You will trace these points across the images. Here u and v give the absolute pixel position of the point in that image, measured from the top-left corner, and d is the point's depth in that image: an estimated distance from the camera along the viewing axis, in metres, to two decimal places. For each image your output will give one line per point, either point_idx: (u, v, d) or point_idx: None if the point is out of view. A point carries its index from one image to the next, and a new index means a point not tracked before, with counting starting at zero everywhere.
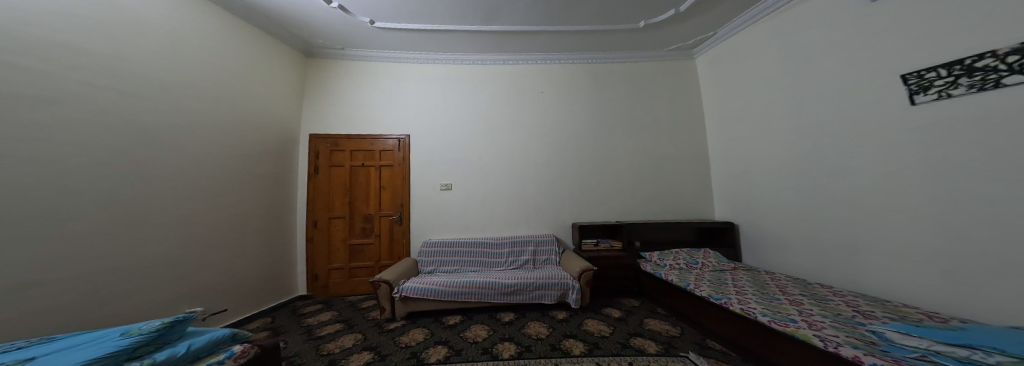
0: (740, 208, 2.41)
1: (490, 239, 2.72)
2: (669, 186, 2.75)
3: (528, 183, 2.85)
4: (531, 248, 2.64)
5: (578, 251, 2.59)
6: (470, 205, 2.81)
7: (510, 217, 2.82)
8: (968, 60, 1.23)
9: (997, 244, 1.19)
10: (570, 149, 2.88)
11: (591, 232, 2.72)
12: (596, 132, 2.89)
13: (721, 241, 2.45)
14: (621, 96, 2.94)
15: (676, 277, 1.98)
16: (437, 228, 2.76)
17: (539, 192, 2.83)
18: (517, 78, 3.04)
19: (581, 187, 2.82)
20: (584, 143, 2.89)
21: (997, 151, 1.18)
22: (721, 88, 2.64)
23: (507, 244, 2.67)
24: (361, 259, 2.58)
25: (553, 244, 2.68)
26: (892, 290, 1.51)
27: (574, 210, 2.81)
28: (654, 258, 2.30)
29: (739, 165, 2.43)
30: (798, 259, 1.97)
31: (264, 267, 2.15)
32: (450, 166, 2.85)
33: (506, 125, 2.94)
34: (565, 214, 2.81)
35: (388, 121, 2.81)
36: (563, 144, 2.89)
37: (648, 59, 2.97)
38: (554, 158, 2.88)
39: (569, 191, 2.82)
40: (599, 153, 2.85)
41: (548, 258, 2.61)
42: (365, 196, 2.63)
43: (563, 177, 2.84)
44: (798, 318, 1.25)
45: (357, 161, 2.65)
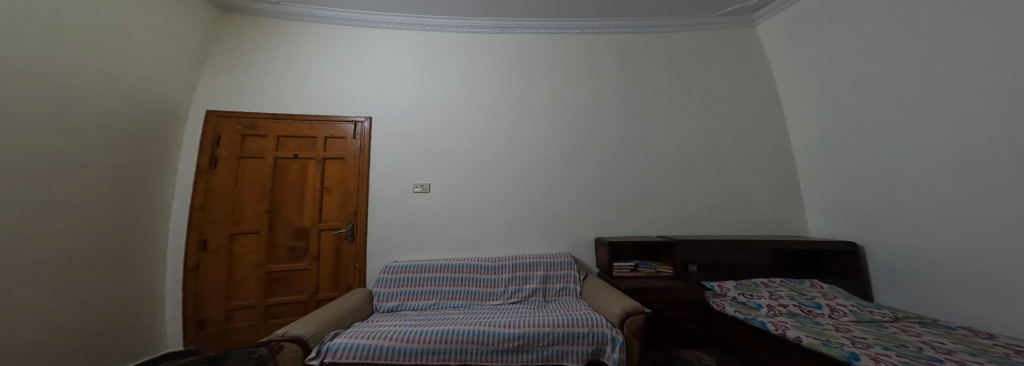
0: (857, 221, 1.69)
1: (481, 259, 1.92)
2: (725, 189, 2.06)
3: (535, 183, 2.08)
4: (541, 273, 1.84)
5: (607, 279, 1.81)
6: (457, 214, 2.02)
7: (510, 229, 2.03)
8: None
9: None
10: (591, 138, 2.15)
11: (622, 251, 1.96)
12: (628, 117, 2.17)
13: (829, 269, 1.73)
14: (658, 73, 2.25)
15: (802, 334, 1.18)
16: (408, 245, 1.95)
17: (549, 195, 2.07)
18: (523, 50, 2.32)
19: (608, 190, 2.07)
20: (611, 130, 2.16)
21: None
22: (802, 52, 1.96)
23: (507, 267, 1.86)
24: (287, 292, 1.77)
25: (571, 267, 1.88)
26: None
27: (599, 220, 2.04)
28: (733, 293, 1.56)
29: (849, 159, 1.72)
30: (995, 308, 1.19)
31: (50, 321, 1.23)
32: (428, 159, 2.07)
33: (506, 107, 2.20)
34: (587, 226, 2.04)
35: (346, 97, 2.04)
36: (581, 131, 2.16)
37: (692, 25, 2.29)
38: (570, 151, 2.13)
39: (591, 193, 2.07)
40: (634, 145, 2.13)
41: (566, 288, 1.82)
42: (296, 200, 1.83)
43: (582, 176, 2.09)
44: None
45: (287, 150, 1.86)
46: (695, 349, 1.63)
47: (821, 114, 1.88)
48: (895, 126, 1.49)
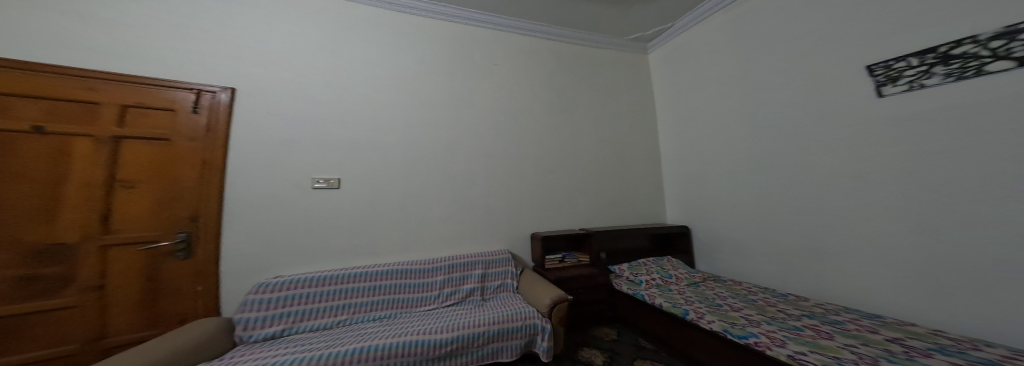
0: (695, 210, 2.37)
1: (409, 263, 1.70)
2: (629, 187, 2.54)
3: (475, 178, 2.01)
4: (479, 272, 1.77)
5: (540, 271, 1.92)
6: (378, 212, 1.76)
7: (447, 226, 1.90)
8: (942, 47, 1.14)
9: (943, 253, 1.16)
10: (526, 136, 2.25)
11: (554, 243, 2.12)
12: (559, 122, 2.40)
13: (678, 246, 2.39)
14: (584, 85, 2.57)
15: (663, 300, 1.61)
16: (309, 256, 1.63)
17: (489, 192, 2.04)
18: (465, 41, 2.20)
19: (542, 185, 2.22)
20: (544, 130, 2.32)
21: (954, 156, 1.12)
22: (673, 81, 2.62)
23: (442, 269, 1.72)
24: (25, 348, 1.14)
25: (510, 263, 1.89)
26: (859, 300, 1.43)
27: (534, 215, 2.15)
28: (627, 273, 1.96)
29: (693, 166, 2.39)
30: (761, 266, 1.89)
31: None
32: (346, 150, 1.74)
33: (448, 98, 2.06)
34: (525, 221, 2.12)
35: (209, 57, 1.56)
36: (519, 129, 2.23)
37: (609, 46, 2.73)
38: (510, 147, 2.17)
39: (526, 189, 2.15)
40: (563, 147, 2.37)
41: (504, 285, 1.81)
42: (42, 203, 1.21)
43: (518, 171, 2.16)
44: (853, 361, 0.91)
45: (25, 123, 1.20)
46: (604, 325, 1.92)
47: (680, 132, 2.54)
48: (719, 145, 2.17)
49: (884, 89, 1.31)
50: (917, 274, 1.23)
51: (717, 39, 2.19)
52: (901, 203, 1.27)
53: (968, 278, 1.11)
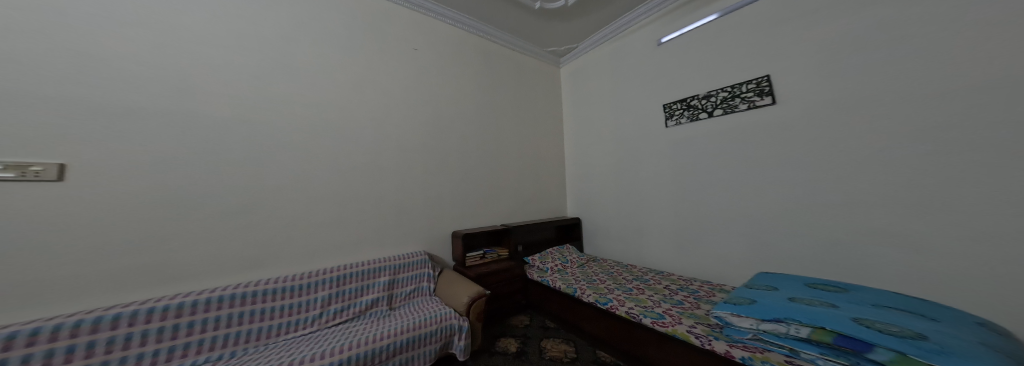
0: (585, 205, 2.88)
1: (284, 279, 1.37)
2: (543, 186, 2.83)
3: (382, 171, 1.81)
4: (385, 278, 1.59)
5: (460, 269, 1.86)
6: (193, 214, 1.29)
7: (334, 227, 1.64)
8: (685, 99, 2.03)
9: (720, 233, 1.86)
10: (444, 127, 2.13)
11: (475, 239, 2.10)
12: (483, 118, 2.38)
13: (574, 234, 2.84)
14: (508, 86, 2.66)
15: (561, 282, 1.87)
16: (98, 282, 1.12)
17: (405, 188, 1.89)
18: (375, 15, 1.93)
19: (462, 180, 2.15)
20: (465, 124, 2.26)
21: (729, 173, 1.80)
22: (577, 94, 3.03)
23: (334, 281, 1.47)
24: None
25: (425, 265, 1.77)
26: (678, 267, 2.09)
27: (452, 211, 2.08)
28: (538, 263, 2.16)
29: (586, 169, 2.88)
30: (626, 247, 2.49)
31: None
32: (174, 128, 1.27)
33: (347, 78, 1.77)
34: (443, 219, 2.03)
35: None
36: (434, 118, 2.09)
37: (531, 53, 2.91)
38: (420, 137, 2.00)
39: (441, 183, 2.05)
40: (485, 143, 2.37)
41: (417, 288, 1.68)
42: None
43: (433, 164, 2.03)
44: (660, 311, 1.38)
45: None
46: (518, 313, 2.06)
47: (579, 139, 2.97)
48: (603, 153, 2.69)
49: (666, 121, 2.16)
50: (705, 247, 1.94)
51: (608, 65, 2.68)
52: (703, 200, 1.93)
53: (725, 247, 1.83)
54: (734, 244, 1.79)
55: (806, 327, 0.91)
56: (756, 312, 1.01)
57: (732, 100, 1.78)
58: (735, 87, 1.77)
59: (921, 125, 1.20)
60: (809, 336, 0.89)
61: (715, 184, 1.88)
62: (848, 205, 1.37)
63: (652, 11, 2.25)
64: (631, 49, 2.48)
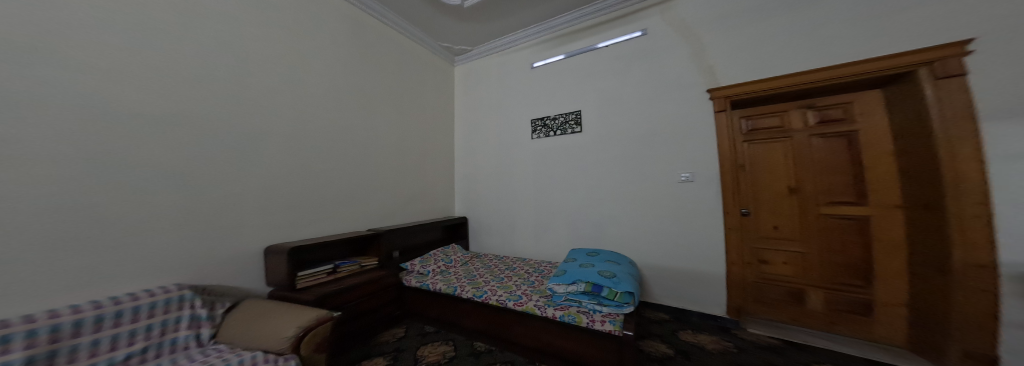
0: (469, 205, 3.01)
1: (22, 319, 0.79)
2: (426, 185, 2.70)
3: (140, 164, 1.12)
4: (71, 338, 0.85)
5: (286, 296, 1.42)
6: None
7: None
8: (541, 120, 2.58)
9: (568, 223, 2.43)
10: (280, 109, 1.65)
11: (323, 252, 1.77)
12: (347, 105, 2.04)
13: (459, 234, 2.86)
14: (389, 72, 2.39)
15: (441, 283, 1.86)
16: None
17: (207, 188, 1.32)
18: None
19: (308, 178, 1.77)
20: (318, 108, 1.86)
21: (575, 177, 2.39)
22: (467, 96, 3.12)
23: None
24: None
25: (170, 307, 1.11)
26: (541, 253, 2.56)
27: (287, 218, 1.66)
28: (418, 267, 2.05)
29: (471, 169, 3.02)
30: (503, 241, 2.79)
31: None
32: None
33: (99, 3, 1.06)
34: (268, 228, 1.57)
35: None
36: (269, 97, 1.60)
37: (422, 44, 2.75)
38: (238, 121, 1.45)
39: (271, 183, 1.59)
40: (348, 134, 2.03)
41: (163, 343, 1.04)
42: None
43: (258, 156, 1.53)
44: (520, 292, 1.64)
45: None
46: (393, 327, 1.88)
47: (465, 141, 3.08)
48: (486, 155, 2.91)
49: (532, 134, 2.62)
50: (559, 234, 2.47)
51: (494, 75, 2.93)
52: (559, 198, 2.47)
53: (570, 234, 2.41)
54: (577, 231, 2.38)
55: (583, 283, 1.46)
56: (563, 279, 1.51)
57: (565, 126, 2.44)
58: (567, 115, 2.45)
59: (653, 152, 2.07)
60: (584, 289, 1.44)
61: (565, 186, 2.44)
62: (632, 201, 2.15)
63: (530, 37, 2.67)
64: (512, 65, 2.82)
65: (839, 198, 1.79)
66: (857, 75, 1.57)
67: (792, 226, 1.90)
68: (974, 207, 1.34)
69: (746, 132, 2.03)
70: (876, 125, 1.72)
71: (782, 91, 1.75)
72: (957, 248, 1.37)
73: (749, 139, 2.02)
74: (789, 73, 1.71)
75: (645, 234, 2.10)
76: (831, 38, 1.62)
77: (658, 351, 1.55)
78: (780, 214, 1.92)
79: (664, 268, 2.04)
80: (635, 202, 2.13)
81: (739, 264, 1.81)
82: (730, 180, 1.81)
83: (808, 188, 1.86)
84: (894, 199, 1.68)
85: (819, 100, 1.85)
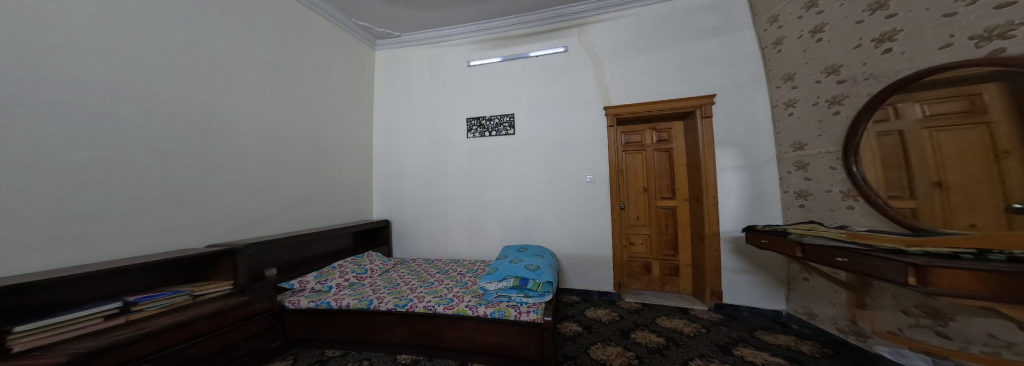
0: (390, 206, 2.71)
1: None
2: (330, 183, 2.29)
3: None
4: None
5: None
6: None
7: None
8: (474, 119, 2.56)
9: (497, 221, 2.51)
10: (48, 63, 1.05)
11: (125, 280, 1.19)
12: (204, 76, 1.52)
13: (380, 239, 2.59)
14: (275, 44, 1.91)
15: (352, 297, 1.60)
16: None
17: None
18: None
19: (116, 174, 1.21)
20: (141, 72, 1.29)
21: (503, 178, 2.49)
22: (389, 85, 2.81)
23: None
24: None
25: None
26: (471, 253, 2.56)
27: (65, 233, 1.09)
28: (312, 283, 1.68)
29: (394, 167, 2.73)
30: (428, 243, 2.64)
31: None
32: None
33: None
34: (15, 256, 0.98)
35: None
36: (19, 41, 0.99)
37: (329, 17, 2.32)
38: None
39: (25, 181, 1.00)
40: (205, 115, 1.52)
41: None
42: None
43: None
44: (450, 295, 1.59)
45: None
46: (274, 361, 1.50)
47: (389, 135, 2.76)
48: (411, 152, 2.70)
49: (465, 133, 2.58)
50: (490, 233, 2.52)
51: (422, 67, 2.74)
52: (490, 197, 2.52)
53: (500, 232, 2.50)
54: (506, 229, 2.49)
55: (512, 278, 1.55)
56: (494, 277, 1.56)
57: (499, 127, 2.50)
58: (497, 117, 2.52)
59: (573, 156, 2.35)
60: (513, 283, 1.52)
61: (495, 186, 2.51)
62: (551, 200, 2.39)
63: (467, 34, 2.62)
64: (448, 59, 2.69)
65: (664, 195, 2.45)
66: (679, 110, 2.19)
67: (644, 217, 2.51)
68: (713, 199, 2.12)
69: (624, 144, 2.54)
70: (681, 143, 2.43)
71: (641, 115, 2.27)
72: (706, 226, 2.13)
73: (626, 150, 2.54)
74: (645, 101, 2.25)
75: (566, 228, 2.37)
76: (691, 77, 2.18)
77: (570, 330, 1.77)
78: (639, 208, 2.51)
79: (577, 257, 2.35)
80: (558, 200, 2.37)
81: (620, 247, 2.26)
82: (614, 181, 2.24)
83: (653, 188, 2.48)
84: (685, 195, 2.40)
85: (659, 123, 2.48)
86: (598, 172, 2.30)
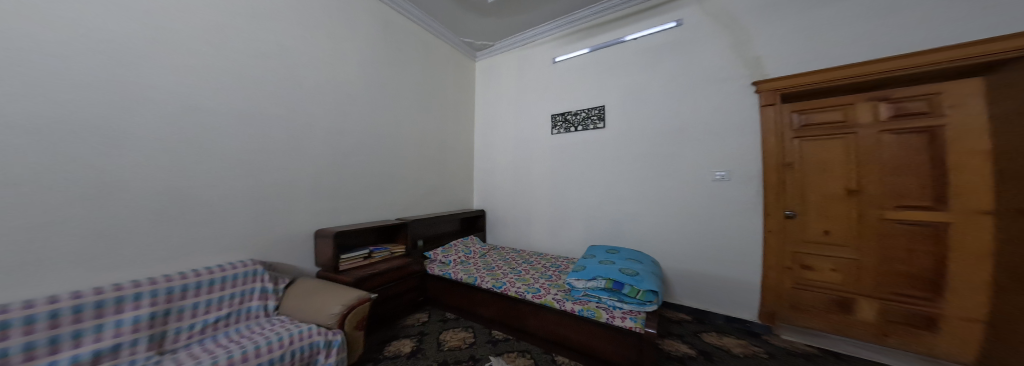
0: (484, 199, 3.07)
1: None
2: (446, 178, 2.78)
3: (195, 150, 1.25)
4: (199, 298, 1.13)
5: (330, 277, 1.58)
6: None
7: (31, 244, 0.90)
8: (561, 115, 2.53)
9: (581, 218, 2.41)
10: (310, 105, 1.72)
11: (360, 237, 1.93)
12: (377, 102, 2.12)
13: (477, 226, 2.95)
14: (414, 70, 2.45)
15: (463, 272, 1.92)
16: None
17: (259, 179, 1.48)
18: None
19: (340, 172, 1.87)
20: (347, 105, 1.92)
21: (596, 173, 2.32)
22: (486, 91, 3.13)
23: (215, 285, 1.20)
24: None
25: (255, 278, 1.35)
26: (557, 247, 2.56)
27: (315, 208, 1.75)
28: (440, 257, 2.14)
29: (487, 164, 3.06)
30: (513, 235, 2.85)
31: None
32: None
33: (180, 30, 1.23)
34: (301, 217, 1.68)
35: None
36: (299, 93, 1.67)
37: (443, 40, 2.79)
38: (274, 118, 1.55)
39: (303, 176, 1.68)
40: (377, 130, 2.12)
41: (241, 311, 1.24)
42: None
43: (292, 150, 1.63)
44: (537, 285, 1.66)
45: None
46: (416, 312, 1.98)
47: (484, 136, 3.11)
48: (500, 151, 2.96)
49: (551, 129, 2.58)
50: (571, 230, 2.47)
51: (510, 69, 2.94)
52: (572, 194, 2.46)
53: (583, 230, 2.40)
54: (592, 228, 2.35)
55: (603, 280, 1.43)
56: (583, 274, 1.49)
57: (588, 121, 2.37)
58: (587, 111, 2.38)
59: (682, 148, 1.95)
60: (604, 285, 1.40)
61: (578, 183, 2.43)
62: (649, 200, 2.10)
63: (554, 29, 2.59)
64: (536, 58, 2.75)
65: (908, 202, 1.54)
66: (975, 60, 1.31)
67: (845, 234, 1.67)
68: None
69: (797, 127, 1.80)
70: (968, 114, 1.42)
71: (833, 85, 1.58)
72: None
73: (799, 136, 1.79)
74: (810, 71, 1.62)
75: (676, 234, 2.01)
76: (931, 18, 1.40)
77: (678, 350, 1.52)
78: (833, 219, 1.69)
79: (685, 266, 1.99)
80: (661, 199, 2.05)
81: (778, 269, 1.71)
82: (774, 180, 1.70)
83: (873, 190, 1.61)
84: (986, 205, 1.39)
85: (893, 90, 1.59)
86: (735, 168, 1.82)
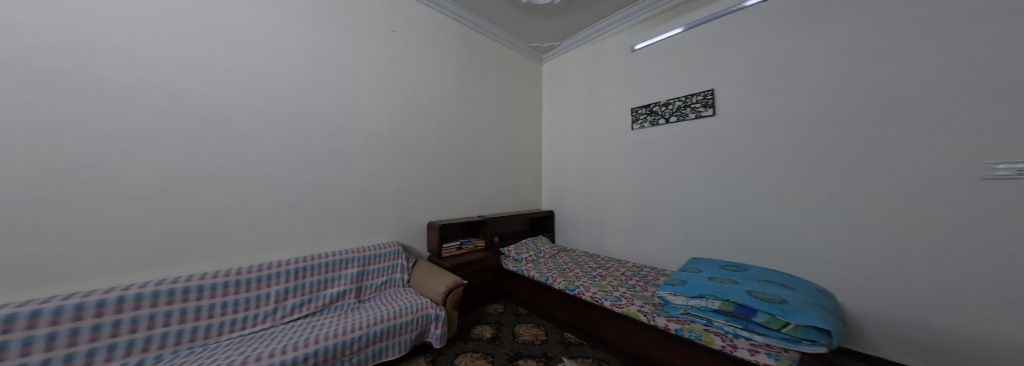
0: (555, 199, 3.05)
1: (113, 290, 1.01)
2: (519, 179, 2.88)
3: (342, 161, 1.73)
4: (361, 269, 1.62)
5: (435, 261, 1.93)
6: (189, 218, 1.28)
7: (265, 224, 1.46)
8: (642, 108, 2.29)
9: (669, 224, 2.12)
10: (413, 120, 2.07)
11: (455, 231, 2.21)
12: (461, 112, 2.37)
13: (546, 227, 2.97)
14: (489, 80, 2.65)
15: (536, 271, 1.96)
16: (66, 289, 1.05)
17: (380, 183, 1.88)
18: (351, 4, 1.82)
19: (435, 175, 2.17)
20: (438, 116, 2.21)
21: (689, 173, 2.00)
22: (555, 91, 3.10)
23: (377, 259, 1.71)
24: None
25: (399, 256, 1.81)
26: (638, 254, 2.32)
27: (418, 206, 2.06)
28: (514, 253, 2.24)
29: (557, 165, 3.03)
30: (586, 238, 2.72)
31: None
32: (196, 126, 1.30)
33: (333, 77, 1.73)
34: (411, 212, 2.02)
35: None
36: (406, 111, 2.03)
37: (514, 48, 2.91)
38: (389, 133, 1.94)
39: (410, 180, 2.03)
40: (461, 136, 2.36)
41: (392, 279, 1.72)
42: None
43: (402, 158, 1.99)
44: (618, 294, 1.54)
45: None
46: (494, 302, 2.14)
47: (554, 136, 3.09)
48: (570, 150, 2.89)
49: (631, 125, 2.36)
50: (655, 236, 2.20)
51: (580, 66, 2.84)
52: (657, 196, 2.18)
53: (671, 237, 2.11)
54: (684, 236, 2.03)
55: (716, 300, 1.18)
56: (682, 290, 1.28)
57: (678, 112, 2.06)
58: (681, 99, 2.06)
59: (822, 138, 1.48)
60: (720, 307, 1.16)
61: (666, 184, 2.13)
62: (765, 204, 1.68)
63: (631, 16, 2.34)
64: (610, 50, 2.56)
65: None
66: None
67: None
68: None
69: None
70: None
71: None
72: None
73: None
74: None
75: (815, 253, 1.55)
76: None
77: None
78: None
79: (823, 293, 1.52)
80: (787, 205, 1.61)
81: None
82: None
83: None
84: None
85: None
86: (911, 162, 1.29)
